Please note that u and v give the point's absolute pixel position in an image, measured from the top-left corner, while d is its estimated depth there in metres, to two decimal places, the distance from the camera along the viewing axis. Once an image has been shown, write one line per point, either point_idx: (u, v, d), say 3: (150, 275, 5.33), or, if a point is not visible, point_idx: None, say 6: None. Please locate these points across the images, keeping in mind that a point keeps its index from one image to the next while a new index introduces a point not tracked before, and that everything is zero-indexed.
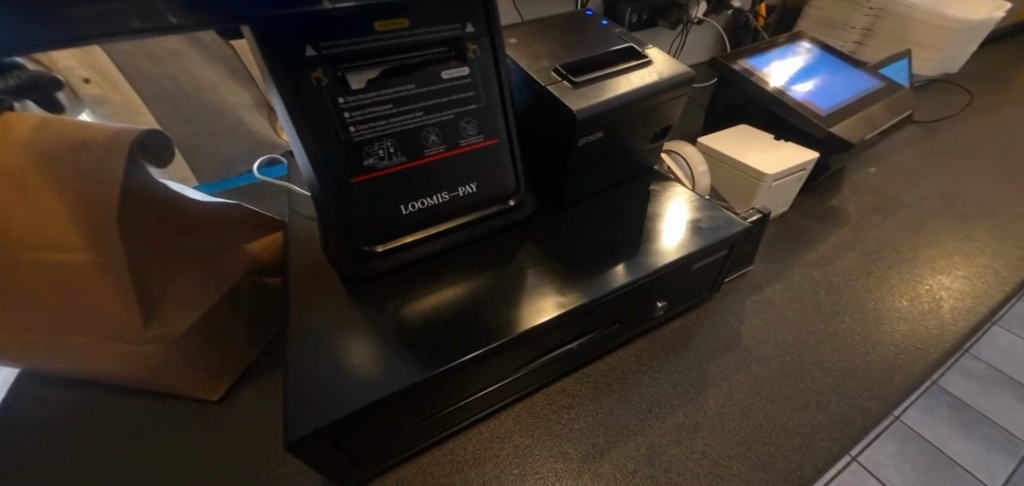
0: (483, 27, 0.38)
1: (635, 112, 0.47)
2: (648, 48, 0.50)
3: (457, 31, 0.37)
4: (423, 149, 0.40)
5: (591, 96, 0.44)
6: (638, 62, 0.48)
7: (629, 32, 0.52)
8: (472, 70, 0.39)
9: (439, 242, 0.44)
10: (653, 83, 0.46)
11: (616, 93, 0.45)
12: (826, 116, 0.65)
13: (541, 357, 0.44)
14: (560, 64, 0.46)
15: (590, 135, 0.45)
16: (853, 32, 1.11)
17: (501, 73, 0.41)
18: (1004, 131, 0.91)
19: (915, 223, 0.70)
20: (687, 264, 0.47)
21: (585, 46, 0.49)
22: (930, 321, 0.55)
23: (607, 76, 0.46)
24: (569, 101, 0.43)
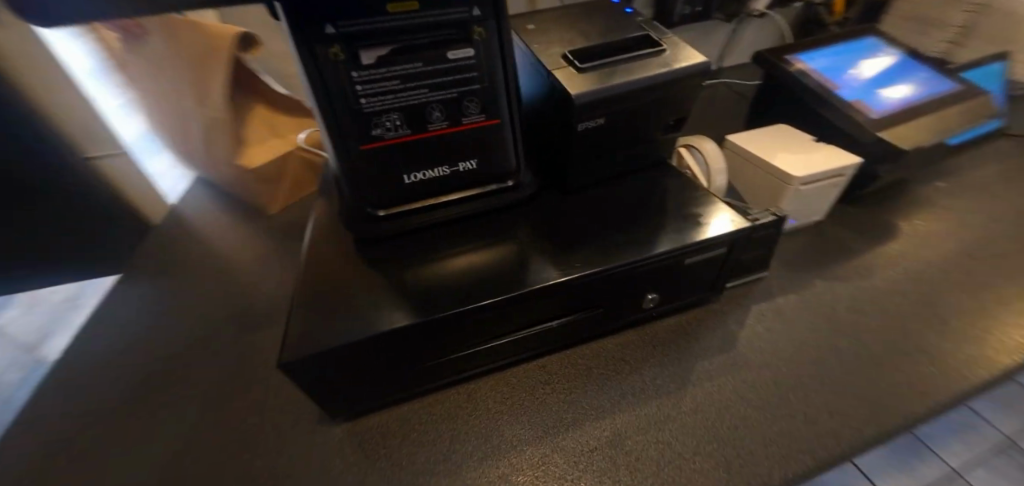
0: (490, 11, 0.40)
1: (643, 102, 0.47)
2: (665, 36, 0.50)
3: (464, 14, 0.39)
4: (427, 124, 0.42)
5: (598, 83, 0.44)
6: (651, 51, 0.48)
7: (651, 22, 0.52)
8: (478, 51, 0.41)
9: (441, 213, 0.48)
10: (665, 72, 0.46)
11: (625, 81, 0.45)
12: (881, 117, 0.60)
13: (524, 330, 0.46)
14: (570, 50, 0.48)
15: (593, 121, 0.46)
16: (949, 30, 1.02)
17: (508, 56, 0.43)
18: None
19: (979, 246, 0.63)
20: (679, 257, 0.46)
21: (600, 34, 0.50)
22: (969, 351, 0.50)
23: (616, 65, 0.46)
24: (572, 87, 0.44)
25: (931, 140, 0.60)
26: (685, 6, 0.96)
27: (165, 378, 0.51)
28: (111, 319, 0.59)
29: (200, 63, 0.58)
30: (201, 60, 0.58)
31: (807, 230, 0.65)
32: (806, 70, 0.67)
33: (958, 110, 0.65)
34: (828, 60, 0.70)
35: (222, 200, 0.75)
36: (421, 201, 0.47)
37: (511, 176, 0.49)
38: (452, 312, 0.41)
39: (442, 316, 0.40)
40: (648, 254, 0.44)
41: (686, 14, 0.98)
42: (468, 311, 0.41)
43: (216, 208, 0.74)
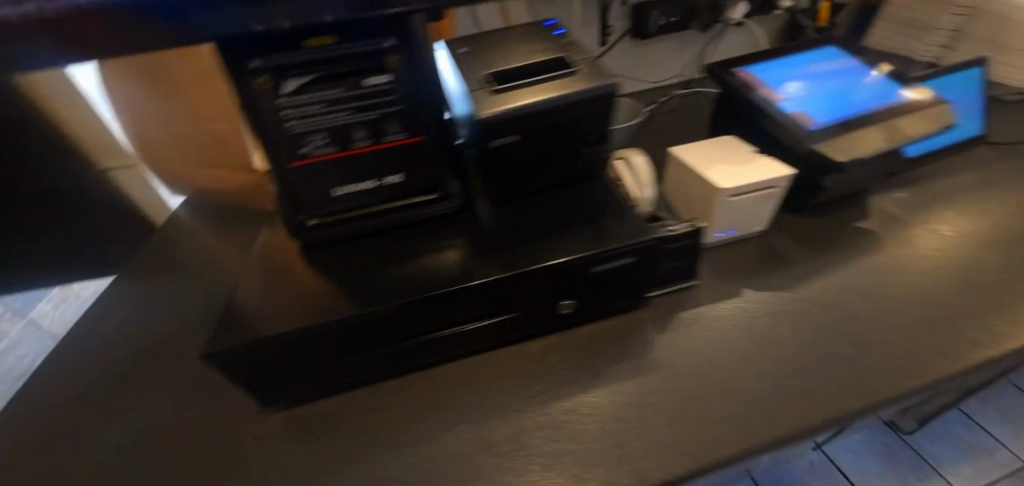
0: (406, 40, 0.43)
1: (557, 120, 0.50)
2: (579, 54, 0.53)
3: (380, 45, 0.42)
4: (351, 142, 0.47)
5: (508, 102, 0.47)
6: (564, 72, 0.51)
7: (572, 43, 0.55)
8: (396, 77, 0.45)
9: (373, 223, 0.53)
10: (575, 92, 0.48)
11: (534, 101, 0.47)
12: (816, 130, 0.60)
13: (441, 331, 0.50)
14: (491, 73, 0.51)
15: (506, 138, 0.49)
16: (939, 34, 0.98)
17: (425, 80, 0.46)
18: None
19: (923, 258, 0.63)
20: (582, 264, 0.49)
21: (523, 55, 0.54)
22: (886, 362, 0.50)
23: (532, 85, 0.49)
24: (481, 106, 0.47)
25: (874, 151, 0.59)
26: (661, 18, 0.98)
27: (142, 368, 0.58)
28: (106, 315, 0.67)
29: (196, 89, 0.64)
30: (197, 85, 0.63)
31: (749, 241, 0.67)
32: (753, 84, 0.68)
33: (914, 117, 0.63)
34: (779, 72, 0.70)
35: (211, 207, 0.83)
36: (354, 212, 0.52)
37: (438, 189, 0.54)
38: (365, 313, 0.45)
39: (356, 317, 0.45)
40: (550, 263, 0.47)
41: (662, 25, 0.99)
42: (380, 313, 0.45)
43: (205, 214, 0.82)
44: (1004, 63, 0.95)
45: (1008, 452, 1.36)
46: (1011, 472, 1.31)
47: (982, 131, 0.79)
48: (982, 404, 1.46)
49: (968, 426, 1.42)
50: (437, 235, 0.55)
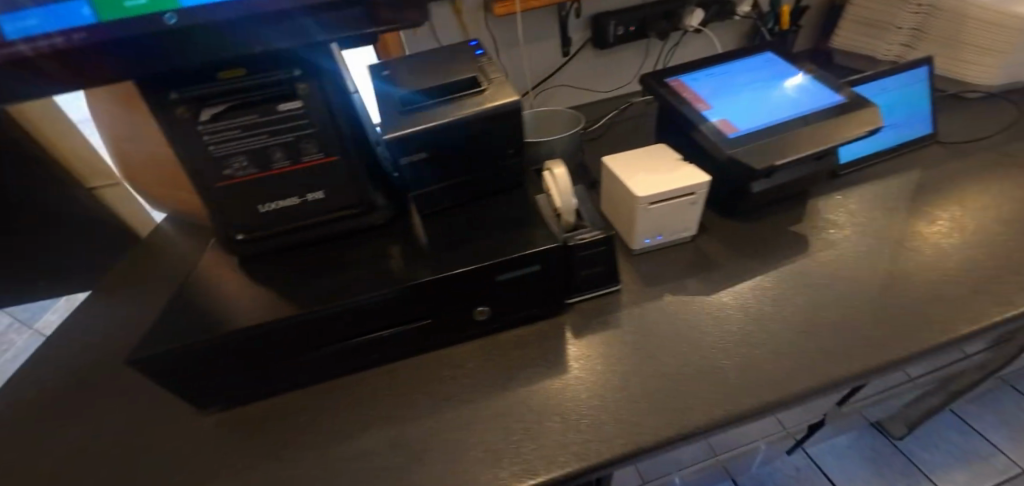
0: (311, 69, 0.47)
1: (465, 136, 0.54)
2: (490, 75, 0.57)
3: (286, 75, 0.46)
4: (271, 163, 0.51)
5: (415, 124, 0.52)
6: (472, 91, 0.55)
7: (489, 63, 0.60)
8: (306, 102, 0.48)
9: (301, 235, 0.57)
10: (477, 111, 0.52)
11: (438, 121, 0.52)
12: (735, 137, 0.62)
13: (359, 337, 0.52)
14: (402, 94, 0.56)
15: (416, 155, 0.53)
16: (899, 34, 0.96)
17: (335, 104, 0.50)
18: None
19: (853, 259, 0.63)
20: (488, 272, 0.51)
21: (438, 76, 0.58)
22: (792, 363, 0.51)
23: (437, 106, 0.54)
24: (390, 129, 0.52)
25: (792, 155, 0.60)
26: (618, 27, 0.97)
27: (99, 377, 0.63)
28: (75, 325, 0.72)
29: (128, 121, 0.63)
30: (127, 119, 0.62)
31: (682, 245, 0.68)
32: (682, 92, 0.70)
33: (839, 119, 0.64)
34: (710, 79, 0.72)
35: (183, 223, 0.88)
36: (282, 226, 0.56)
37: (362, 203, 0.57)
38: (280, 320, 0.48)
39: (271, 323, 0.48)
40: (456, 271, 0.50)
41: (620, 35, 0.99)
42: (295, 320, 0.49)
43: (177, 230, 0.87)
44: (961, 61, 0.90)
45: (1004, 457, 1.31)
46: (1007, 478, 1.27)
47: (925, 130, 0.80)
48: (977, 408, 1.41)
49: (962, 430, 1.38)
50: (362, 245, 0.58)
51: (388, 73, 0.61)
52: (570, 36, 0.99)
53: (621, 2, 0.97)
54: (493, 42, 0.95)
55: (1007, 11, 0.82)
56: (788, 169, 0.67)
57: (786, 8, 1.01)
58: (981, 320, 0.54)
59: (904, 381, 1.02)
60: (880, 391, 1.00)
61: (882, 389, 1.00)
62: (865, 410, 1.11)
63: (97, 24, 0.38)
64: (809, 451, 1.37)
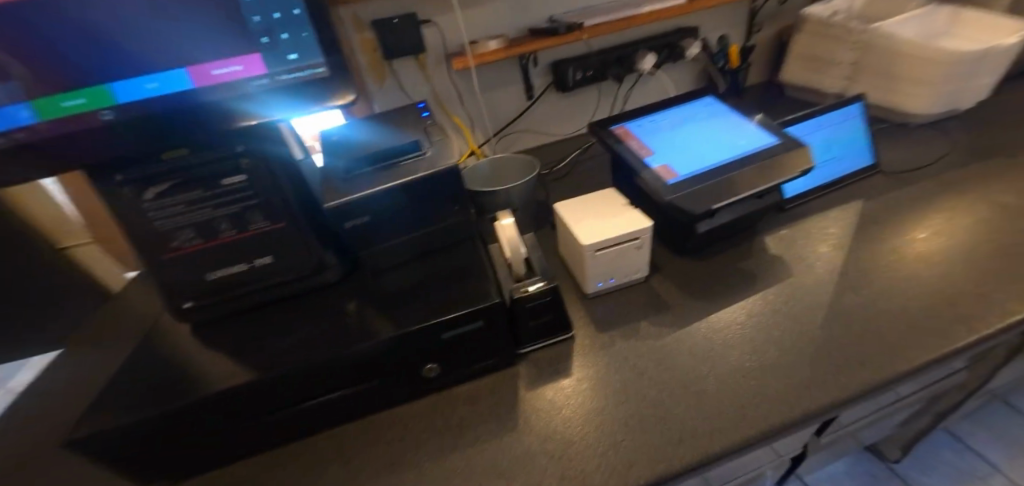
0: (252, 146, 0.49)
1: (407, 198, 0.56)
2: (433, 138, 0.61)
3: (228, 152, 0.48)
4: (218, 233, 0.52)
5: (359, 189, 0.54)
6: (413, 154, 0.58)
7: (434, 124, 0.64)
8: (249, 176, 0.50)
9: (251, 299, 0.57)
10: (416, 175, 0.55)
11: (380, 186, 0.54)
12: (675, 184, 0.65)
13: (308, 401, 0.53)
14: (345, 163, 0.58)
15: (360, 219, 0.56)
16: (841, 68, 0.99)
17: (279, 176, 0.52)
18: (979, 189, 0.78)
19: (801, 297, 0.65)
20: (431, 331, 0.52)
21: (384, 141, 0.61)
22: (738, 408, 0.52)
23: (381, 172, 0.57)
24: (333, 196, 0.54)
25: (728, 199, 0.63)
26: (577, 72, 1.00)
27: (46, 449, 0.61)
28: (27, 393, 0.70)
29: None
30: None
31: (635, 287, 0.69)
32: (626, 139, 0.73)
33: (772, 161, 0.67)
34: (653, 125, 0.76)
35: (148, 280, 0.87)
36: (231, 293, 0.56)
37: (312, 266, 0.58)
38: (227, 390, 0.49)
39: (218, 392, 0.48)
40: (397, 333, 0.51)
41: (579, 79, 1.01)
42: (243, 388, 0.49)
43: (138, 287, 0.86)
44: (903, 93, 0.93)
45: (1002, 476, 1.22)
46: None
47: (865, 160, 0.83)
48: (971, 424, 1.34)
49: (958, 449, 1.30)
50: (313, 305, 0.58)
51: (337, 138, 0.66)
52: (532, 82, 1.02)
53: (576, 49, 1.00)
54: (455, 90, 0.98)
55: (943, 48, 0.84)
56: (731, 209, 0.69)
57: (735, 46, 1.04)
58: (919, 354, 0.55)
59: (895, 406, 0.95)
60: (870, 416, 0.93)
61: (875, 413, 0.92)
62: (859, 434, 1.03)
63: (39, 123, 0.42)
64: (804, 479, 1.28)
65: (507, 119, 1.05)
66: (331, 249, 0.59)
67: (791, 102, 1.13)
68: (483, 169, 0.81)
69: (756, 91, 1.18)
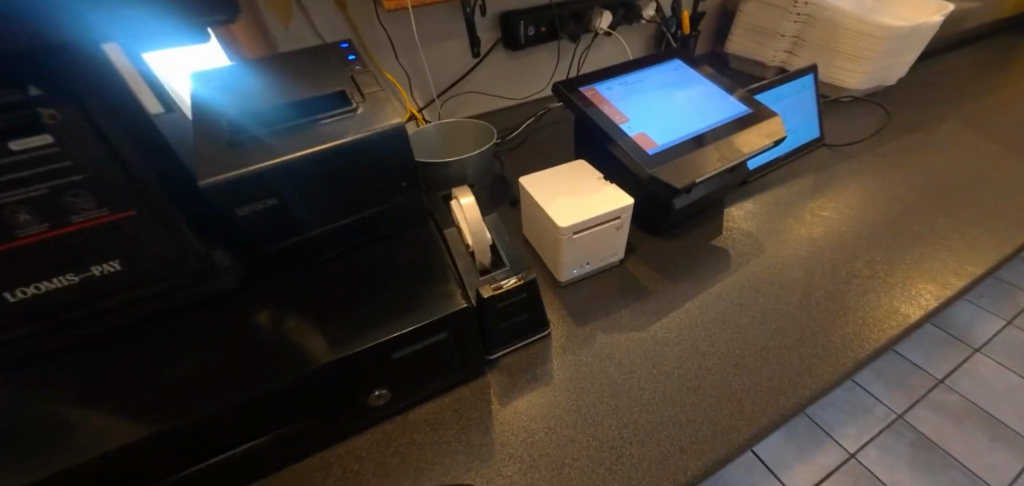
0: (58, 89, 0.30)
1: (334, 173, 0.41)
2: (366, 89, 0.46)
3: (13, 98, 0.28)
4: (13, 230, 0.31)
5: (253, 160, 0.38)
6: (342, 110, 0.43)
7: (366, 70, 0.49)
8: (63, 138, 0.31)
9: (95, 328, 0.38)
10: (344, 139, 0.40)
11: (290, 156, 0.38)
12: (655, 154, 0.57)
13: (208, 460, 0.38)
14: (231, 123, 0.42)
15: (265, 202, 0.39)
16: (783, 41, 0.99)
17: (114, 134, 0.33)
18: (910, 158, 0.81)
19: (778, 272, 0.60)
20: (378, 353, 0.40)
21: (295, 92, 0.45)
22: (734, 407, 0.44)
23: (293, 133, 0.40)
24: (216, 171, 0.36)
25: (712, 171, 0.57)
26: (529, 28, 0.91)
27: None
28: None
29: None
30: None
31: (610, 271, 0.61)
32: (597, 102, 0.63)
33: (749, 131, 0.62)
34: (623, 88, 0.67)
35: None
36: (53, 321, 0.36)
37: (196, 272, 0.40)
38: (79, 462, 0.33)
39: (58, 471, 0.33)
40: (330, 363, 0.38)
41: (531, 36, 0.92)
42: (103, 456, 0.34)
43: None
44: (841, 69, 0.94)
45: (885, 407, 1.33)
46: (885, 427, 1.29)
47: (820, 131, 0.82)
48: None
49: (851, 387, 1.38)
50: (202, 323, 0.42)
51: (219, 89, 0.47)
52: (480, 37, 0.90)
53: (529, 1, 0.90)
54: (387, 38, 0.83)
55: (878, 24, 0.86)
56: (705, 184, 0.65)
57: (686, 12, 0.99)
58: (895, 329, 0.52)
59: None
60: None
61: None
62: None
63: None
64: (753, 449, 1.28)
65: (453, 78, 0.93)
66: (226, 247, 0.42)
67: (734, 75, 1.13)
68: (432, 135, 0.67)
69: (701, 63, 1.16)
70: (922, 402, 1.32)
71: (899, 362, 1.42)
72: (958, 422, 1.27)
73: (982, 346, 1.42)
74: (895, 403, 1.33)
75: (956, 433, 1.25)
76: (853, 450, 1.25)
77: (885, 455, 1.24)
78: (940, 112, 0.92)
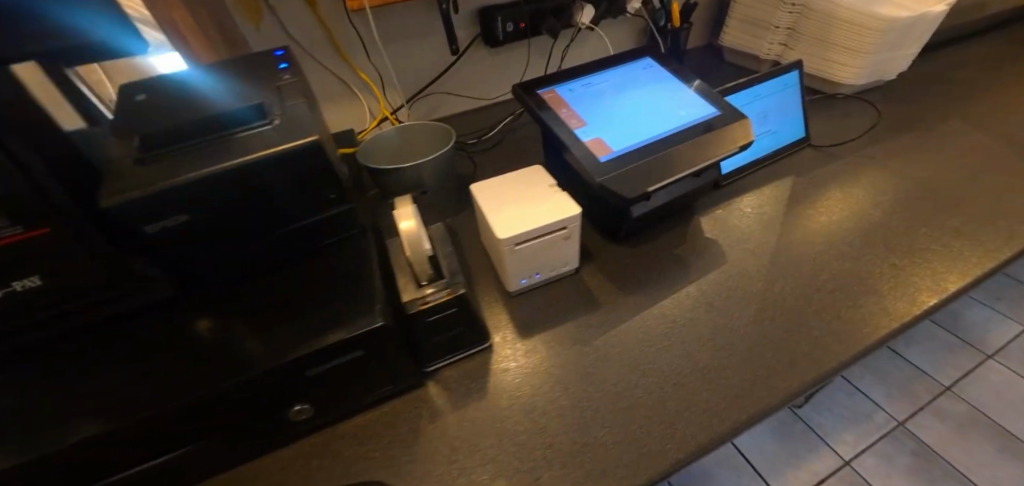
0: None
1: (245, 189, 0.41)
2: (289, 100, 0.46)
3: None
4: None
5: (157, 180, 0.37)
6: (254, 124, 0.42)
7: (293, 79, 0.49)
8: None
9: (29, 339, 0.39)
10: (251, 156, 0.40)
11: (194, 174, 0.38)
12: (605, 162, 0.55)
13: (156, 457, 0.39)
14: (139, 130, 0.41)
15: (173, 219, 0.39)
16: (776, 33, 0.93)
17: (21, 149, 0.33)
18: (903, 160, 0.76)
19: (737, 285, 0.57)
20: (292, 369, 0.40)
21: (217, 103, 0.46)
22: (663, 430, 0.43)
23: (204, 146, 0.40)
24: (118, 193, 0.36)
25: (666, 179, 0.55)
26: (507, 24, 0.88)
27: None
28: None
29: None
30: None
31: (563, 280, 0.59)
32: (554, 106, 0.61)
33: (713, 134, 0.59)
34: (586, 89, 0.65)
35: None
36: None
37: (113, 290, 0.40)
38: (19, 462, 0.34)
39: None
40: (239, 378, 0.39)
41: (510, 32, 0.89)
42: (76, 445, 0.35)
43: None
44: (839, 63, 0.89)
45: (885, 413, 1.28)
46: (884, 434, 1.24)
47: (805, 133, 0.78)
48: (860, 368, 1.37)
49: (850, 392, 1.33)
50: (124, 335, 0.42)
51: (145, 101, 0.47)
52: (457, 33, 0.88)
53: None
54: (358, 37, 0.82)
55: (873, 14, 0.81)
56: (669, 190, 0.62)
57: (675, 4, 0.95)
58: (853, 348, 0.49)
59: None
60: None
61: None
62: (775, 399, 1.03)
63: None
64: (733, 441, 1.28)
65: (430, 76, 0.91)
66: (148, 257, 0.42)
67: (728, 68, 1.07)
68: (390, 138, 0.67)
69: (694, 56, 1.12)
70: (926, 409, 1.27)
71: (903, 367, 1.36)
72: (962, 431, 1.22)
73: (996, 352, 1.35)
74: (897, 410, 1.28)
75: (960, 444, 1.20)
76: (848, 457, 1.21)
77: (882, 464, 1.19)
78: (941, 109, 0.86)
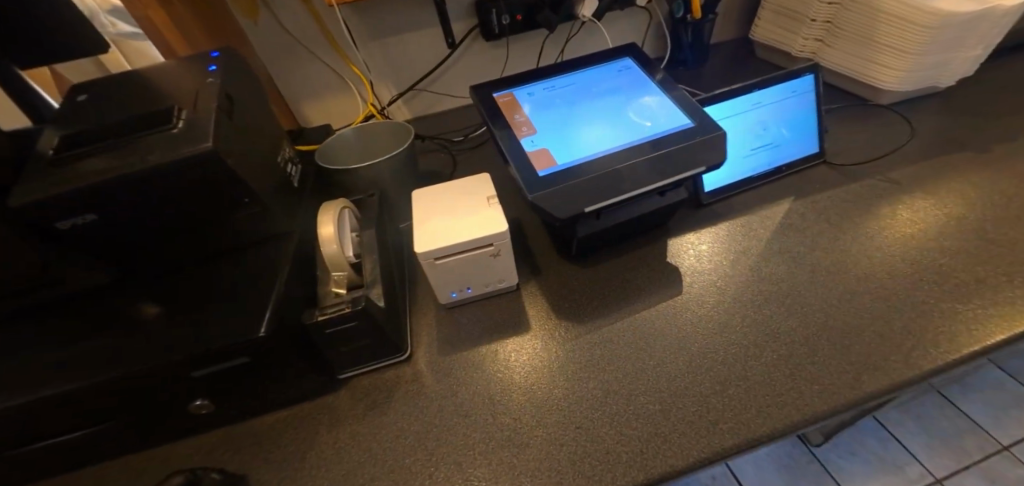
0: None
1: (149, 193, 0.42)
2: (205, 103, 0.46)
3: None
4: None
5: (61, 182, 0.40)
6: (158, 128, 0.43)
7: (217, 81, 0.49)
8: None
9: None
10: (145, 162, 0.40)
11: (93, 177, 0.40)
12: (546, 175, 0.51)
13: (72, 432, 0.43)
14: (68, 135, 0.44)
15: (81, 217, 0.41)
16: (813, 27, 0.80)
17: None
18: (943, 184, 0.63)
19: (687, 321, 0.51)
20: (184, 370, 0.42)
21: (141, 106, 0.47)
22: (547, 477, 0.40)
23: (113, 150, 0.42)
24: (27, 192, 0.39)
25: (606, 200, 0.51)
26: (502, 17, 0.83)
27: None
28: None
29: None
30: None
31: (500, 296, 0.57)
32: (507, 111, 0.58)
33: (672, 152, 0.52)
34: (547, 93, 0.61)
35: None
36: None
37: (39, 279, 0.44)
38: None
39: None
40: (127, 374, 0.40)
41: (505, 25, 0.84)
42: None
43: None
44: (879, 64, 0.74)
45: (920, 466, 1.11)
46: None
47: (818, 146, 0.68)
48: (900, 412, 1.20)
49: (882, 437, 1.17)
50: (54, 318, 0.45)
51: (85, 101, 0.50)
52: (452, 25, 0.85)
53: None
54: (347, 31, 0.81)
55: (922, 6, 0.66)
56: (628, 207, 0.56)
57: None
58: (803, 412, 0.42)
59: None
60: None
61: None
62: None
63: None
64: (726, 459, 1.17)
65: (425, 68, 0.89)
66: (71, 250, 0.44)
67: (759, 65, 0.95)
68: (351, 138, 0.68)
69: (722, 50, 1.00)
70: (974, 469, 1.09)
71: (953, 417, 1.18)
72: None
73: None
74: (936, 465, 1.11)
75: None
76: None
77: None
78: (1010, 126, 0.71)
